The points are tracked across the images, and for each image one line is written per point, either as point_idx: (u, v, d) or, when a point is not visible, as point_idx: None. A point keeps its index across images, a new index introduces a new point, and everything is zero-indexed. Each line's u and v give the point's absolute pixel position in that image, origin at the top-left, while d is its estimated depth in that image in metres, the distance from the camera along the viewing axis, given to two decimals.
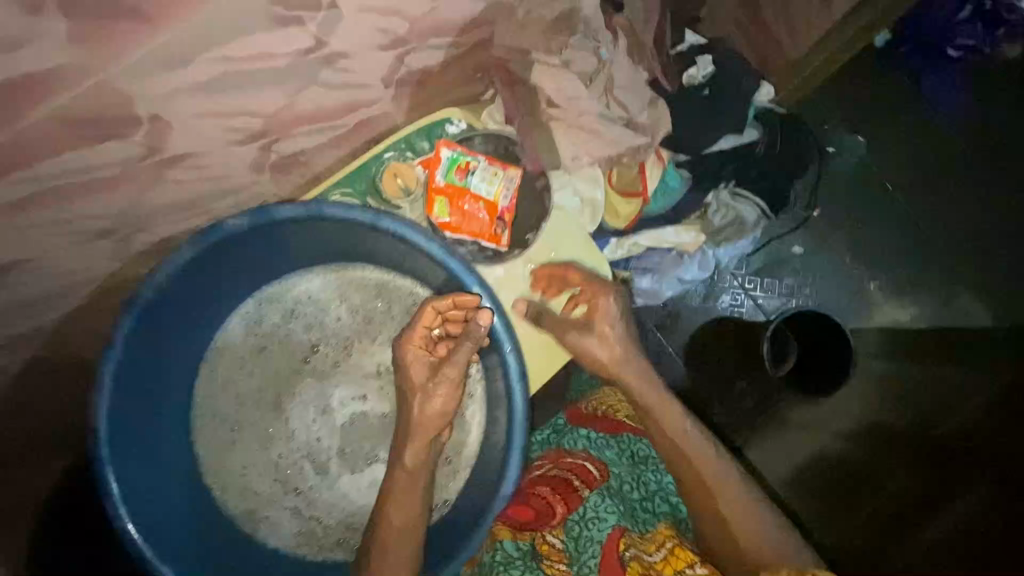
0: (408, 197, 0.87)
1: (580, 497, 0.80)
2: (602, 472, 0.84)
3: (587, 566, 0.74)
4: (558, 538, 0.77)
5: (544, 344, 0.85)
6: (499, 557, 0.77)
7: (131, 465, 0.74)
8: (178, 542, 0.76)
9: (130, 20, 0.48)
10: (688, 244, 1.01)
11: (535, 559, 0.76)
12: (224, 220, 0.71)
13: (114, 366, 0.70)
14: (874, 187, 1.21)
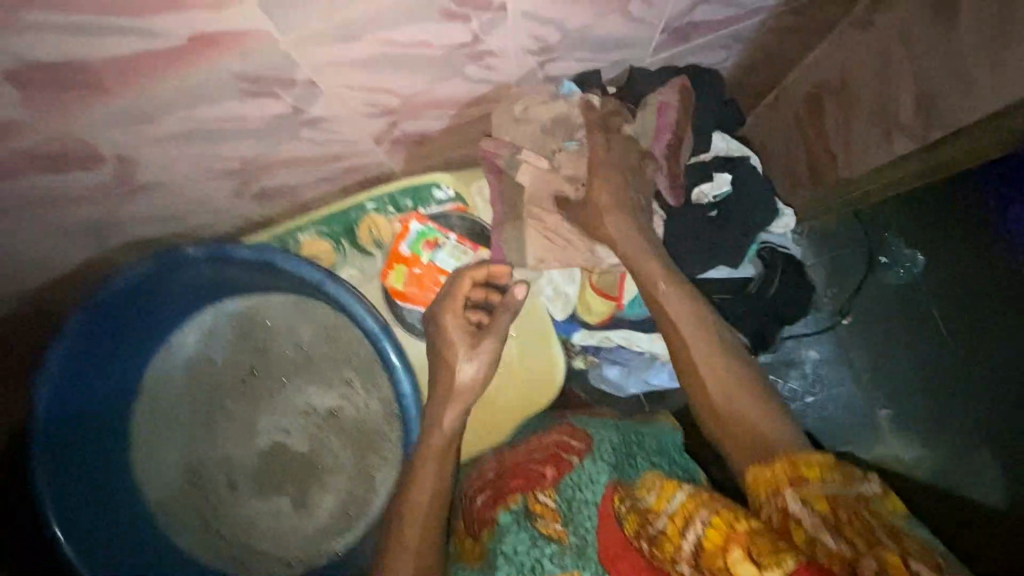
0: (380, 249, 0.89)
1: (570, 462, 0.76)
2: (587, 442, 0.80)
3: (583, 527, 0.68)
4: (550, 497, 0.72)
5: (482, 421, 0.92)
6: (494, 532, 0.70)
7: (72, 445, 0.80)
8: (91, 525, 0.79)
9: (86, 89, 0.51)
10: (660, 354, 0.96)
11: (530, 519, 0.70)
12: (184, 246, 0.76)
13: (61, 355, 0.75)
14: (914, 306, 1.19)
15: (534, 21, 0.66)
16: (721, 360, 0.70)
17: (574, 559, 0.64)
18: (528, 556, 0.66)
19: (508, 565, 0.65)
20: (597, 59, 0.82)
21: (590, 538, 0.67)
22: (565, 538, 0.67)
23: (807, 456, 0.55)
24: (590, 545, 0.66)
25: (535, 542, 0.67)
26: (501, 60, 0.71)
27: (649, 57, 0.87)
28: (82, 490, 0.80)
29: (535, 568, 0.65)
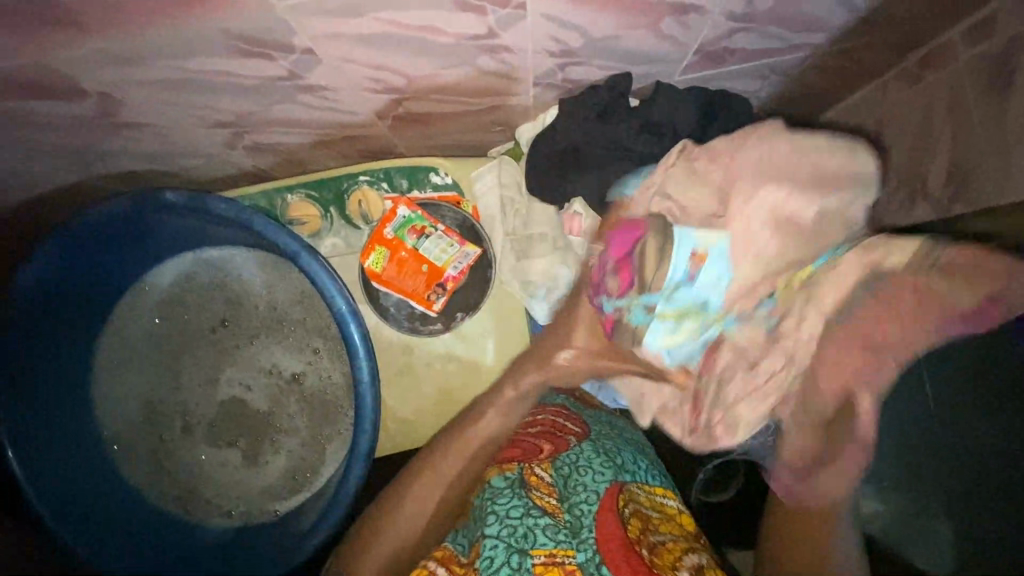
0: (366, 224, 0.87)
1: (567, 442, 0.79)
2: (582, 428, 0.83)
3: (578, 508, 0.70)
4: (546, 472, 0.75)
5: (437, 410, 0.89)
6: (487, 493, 0.73)
7: (36, 367, 0.80)
8: (49, 447, 0.81)
9: (68, 27, 0.51)
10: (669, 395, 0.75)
11: (525, 488, 0.72)
12: (164, 191, 0.74)
13: (30, 279, 0.74)
14: None
15: (553, 22, 0.62)
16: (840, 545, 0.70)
17: (567, 537, 0.67)
18: (520, 522, 0.68)
19: (500, 526, 0.68)
20: (621, 68, 0.78)
21: (587, 521, 0.68)
22: (560, 515, 0.70)
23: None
24: (586, 527, 0.67)
25: (528, 511, 0.69)
26: (516, 56, 0.68)
27: (679, 74, 0.83)
28: (39, 411, 0.80)
29: (527, 535, 0.67)
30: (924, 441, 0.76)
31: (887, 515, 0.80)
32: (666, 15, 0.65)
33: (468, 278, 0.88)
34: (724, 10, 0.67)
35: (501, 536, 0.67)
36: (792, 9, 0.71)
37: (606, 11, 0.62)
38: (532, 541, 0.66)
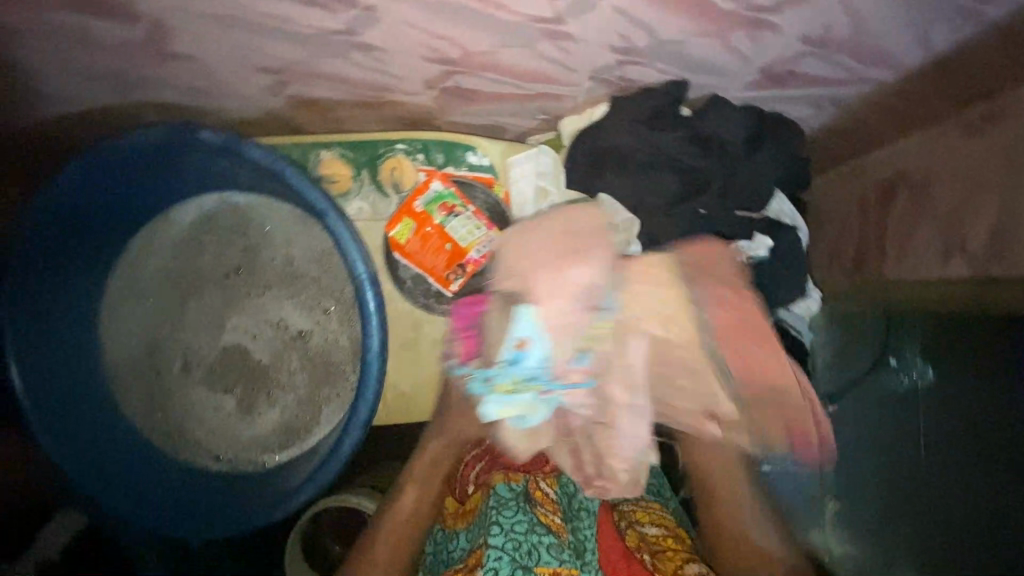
0: (396, 193, 0.86)
1: None
2: None
3: (581, 532, 0.78)
4: (550, 488, 0.82)
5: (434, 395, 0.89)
6: (493, 500, 0.79)
7: (46, 282, 0.79)
8: (49, 366, 0.81)
9: None
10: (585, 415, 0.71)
11: (530, 504, 0.79)
12: (200, 128, 0.72)
13: (54, 196, 0.74)
14: None
15: (622, 17, 0.60)
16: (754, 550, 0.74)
17: (570, 557, 0.75)
18: (524, 538, 0.75)
19: (505, 538, 0.74)
20: (679, 74, 0.76)
21: (589, 544, 0.77)
22: (564, 535, 0.77)
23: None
24: (589, 550, 0.76)
25: (533, 527, 0.76)
26: (577, 47, 0.66)
27: (735, 90, 0.81)
28: (43, 327, 0.80)
29: (531, 552, 0.74)
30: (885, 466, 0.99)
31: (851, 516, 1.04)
32: (740, 30, 0.63)
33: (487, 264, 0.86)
34: (798, 32, 0.65)
35: (506, 549, 0.73)
36: (868, 43, 0.68)
37: (680, 14, 0.60)
38: (535, 557, 0.74)
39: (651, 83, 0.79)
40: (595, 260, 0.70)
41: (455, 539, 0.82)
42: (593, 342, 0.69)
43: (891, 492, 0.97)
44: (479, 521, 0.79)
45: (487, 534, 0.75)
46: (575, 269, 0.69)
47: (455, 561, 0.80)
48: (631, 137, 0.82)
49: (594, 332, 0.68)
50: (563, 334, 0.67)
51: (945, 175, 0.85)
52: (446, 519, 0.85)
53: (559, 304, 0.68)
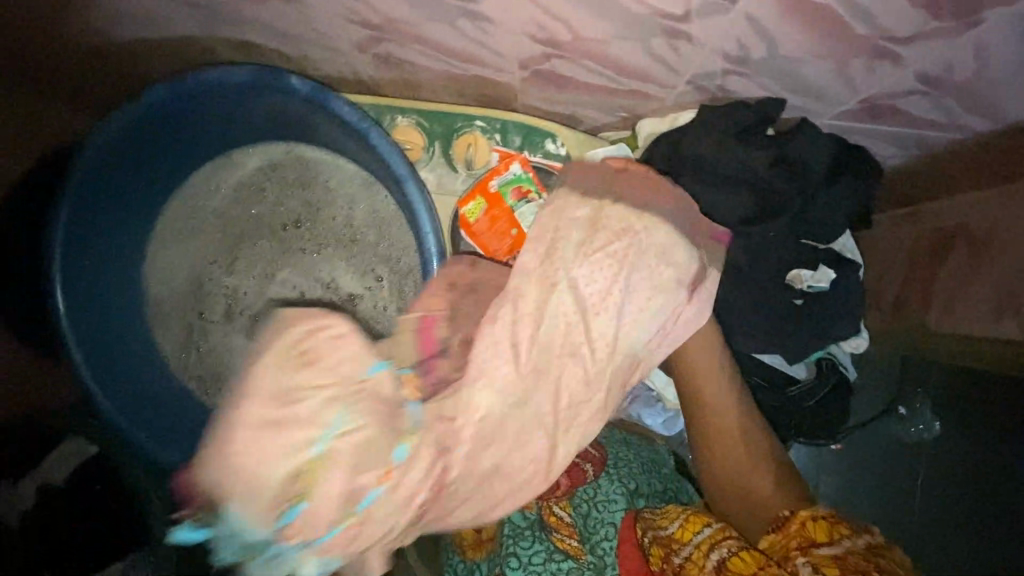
0: (466, 170, 0.85)
1: (584, 473, 0.82)
2: (600, 453, 0.86)
3: (600, 547, 0.77)
4: (565, 511, 0.80)
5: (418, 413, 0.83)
6: (507, 528, 0.82)
7: (104, 207, 0.78)
8: (93, 289, 0.80)
9: None
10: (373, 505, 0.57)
11: (545, 531, 0.80)
12: (289, 74, 0.70)
13: (128, 118, 0.72)
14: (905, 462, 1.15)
15: (750, 23, 0.58)
16: (757, 476, 0.72)
17: None
18: (543, 568, 0.78)
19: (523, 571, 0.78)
20: (779, 91, 0.75)
21: (608, 560, 0.76)
22: (582, 556, 0.77)
23: (811, 514, 0.64)
24: (609, 565, 0.76)
25: (550, 554, 0.78)
26: (690, 49, 0.64)
27: (828, 117, 0.80)
28: (94, 250, 0.79)
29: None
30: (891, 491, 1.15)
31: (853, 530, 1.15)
32: (862, 56, 0.62)
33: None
34: (918, 69, 0.63)
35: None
36: (983, 91, 0.67)
37: (808, 31, 0.58)
38: None
39: (746, 96, 0.78)
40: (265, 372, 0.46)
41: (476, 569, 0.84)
42: (313, 476, 0.45)
43: (889, 518, 1.14)
44: (496, 552, 0.82)
45: (504, 565, 0.80)
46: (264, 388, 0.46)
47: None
48: (713, 149, 0.81)
49: (301, 465, 0.44)
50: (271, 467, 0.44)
51: (1009, 232, 0.83)
52: (465, 549, 0.86)
53: (225, 457, 0.44)
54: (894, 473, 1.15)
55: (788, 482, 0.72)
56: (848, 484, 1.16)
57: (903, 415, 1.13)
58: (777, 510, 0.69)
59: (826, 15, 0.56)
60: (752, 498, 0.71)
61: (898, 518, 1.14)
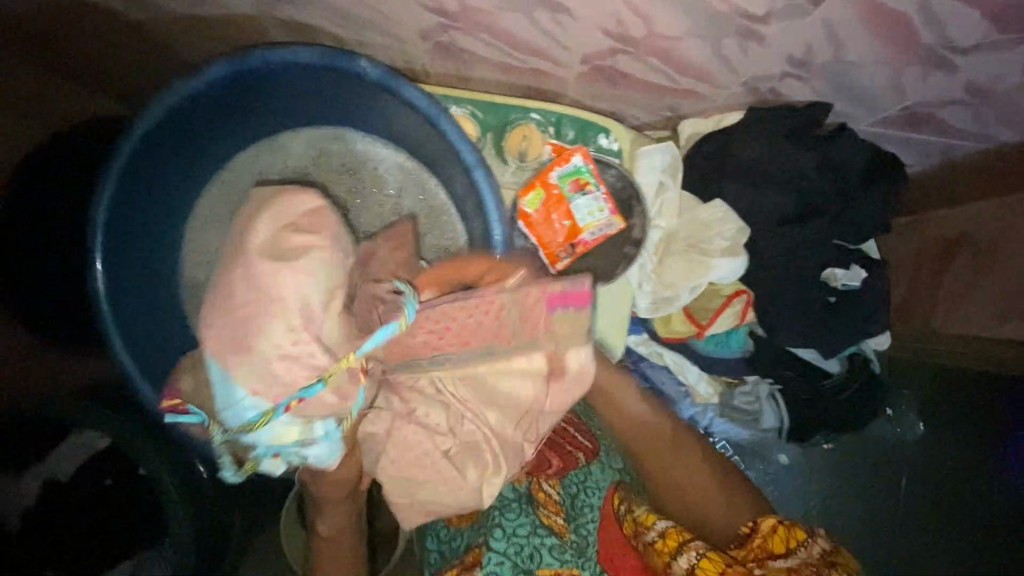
0: (519, 162, 0.84)
1: (577, 460, 0.83)
2: (593, 443, 0.86)
3: (584, 529, 0.78)
4: (553, 488, 0.81)
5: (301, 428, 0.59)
6: (497, 499, 0.82)
7: (150, 182, 0.77)
8: (131, 269, 0.78)
9: None
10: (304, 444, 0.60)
11: (532, 505, 0.80)
12: (360, 57, 0.69)
13: (186, 93, 0.71)
14: (896, 464, 1.16)
15: (824, 27, 0.62)
16: (704, 474, 0.77)
17: (572, 557, 0.76)
18: (527, 541, 0.77)
19: (507, 543, 0.77)
20: (827, 97, 0.78)
21: (590, 540, 0.77)
22: (566, 534, 0.78)
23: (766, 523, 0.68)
24: (591, 546, 0.77)
25: (534, 528, 0.78)
26: (759, 51, 0.67)
27: (867, 124, 0.84)
28: (131, 225, 0.76)
29: (533, 554, 0.76)
30: (878, 488, 1.15)
31: (845, 526, 1.16)
32: (920, 65, 0.66)
33: (598, 250, 0.86)
34: (968, 79, 0.68)
35: (508, 553, 0.77)
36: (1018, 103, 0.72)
37: (877, 36, 0.62)
38: (538, 560, 0.76)
39: (793, 99, 0.81)
40: (247, 270, 0.57)
41: (457, 536, 0.84)
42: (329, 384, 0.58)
43: (879, 515, 1.15)
44: (481, 521, 0.82)
45: (488, 536, 0.79)
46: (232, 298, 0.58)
47: (455, 558, 0.82)
48: (760, 150, 0.83)
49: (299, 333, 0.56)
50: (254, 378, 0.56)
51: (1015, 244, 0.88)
52: (448, 516, 0.85)
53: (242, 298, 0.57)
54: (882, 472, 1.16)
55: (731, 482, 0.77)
56: (838, 481, 1.16)
57: (891, 415, 1.13)
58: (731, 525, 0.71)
59: (900, 21, 0.60)
60: (701, 507, 0.74)
61: (885, 515, 1.15)
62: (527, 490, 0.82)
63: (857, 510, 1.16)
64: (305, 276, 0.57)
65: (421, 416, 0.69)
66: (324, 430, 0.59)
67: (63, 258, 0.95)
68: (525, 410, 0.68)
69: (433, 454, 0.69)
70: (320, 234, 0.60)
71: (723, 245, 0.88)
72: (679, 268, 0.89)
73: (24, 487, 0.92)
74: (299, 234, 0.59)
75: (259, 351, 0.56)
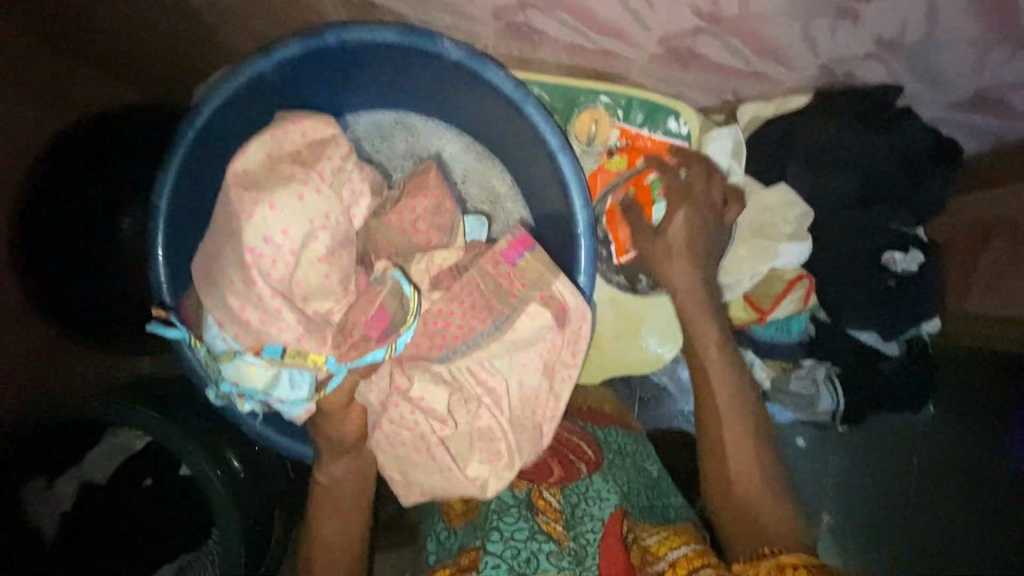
0: (586, 146, 0.85)
1: (579, 470, 0.75)
2: (597, 454, 0.78)
3: (584, 537, 0.68)
4: (554, 497, 0.73)
5: (268, 377, 0.62)
6: (494, 505, 0.73)
7: (201, 169, 0.73)
8: (187, 260, 0.75)
9: None
10: (269, 393, 0.63)
11: (532, 511, 0.71)
12: (441, 37, 0.67)
13: (253, 74, 0.67)
14: (926, 456, 1.12)
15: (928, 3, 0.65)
16: (756, 469, 0.71)
17: (570, 564, 0.65)
18: (525, 545, 0.67)
19: (504, 545, 0.68)
20: (900, 81, 0.78)
21: (590, 552, 0.67)
22: (565, 541, 0.68)
23: (791, 560, 0.58)
24: (591, 555, 0.66)
25: (533, 535, 0.68)
26: (848, 33, 0.70)
27: (932, 111, 0.83)
28: (178, 213, 0.72)
29: (530, 559, 0.66)
30: (906, 478, 1.13)
31: (874, 515, 1.13)
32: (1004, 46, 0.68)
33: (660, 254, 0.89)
34: None
35: (504, 556, 0.67)
36: None
37: None
38: (534, 566, 0.66)
39: (860, 84, 0.80)
40: (230, 199, 0.59)
41: (452, 535, 0.77)
42: (297, 353, 0.60)
43: (909, 502, 1.13)
44: (479, 524, 0.73)
45: (483, 539, 0.70)
46: (222, 228, 0.60)
47: (450, 557, 0.74)
48: (827, 134, 0.82)
49: (300, 259, 0.59)
50: (248, 302, 0.58)
51: None
52: (449, 516, 0.80)
53: (241, 215, 0.57)
54: (911, 463, 1.13)
55: (780, 493, 0.70)
56: (864, 469, 1.14)
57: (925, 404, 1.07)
58: (756, 548, 0.64)
59: None
60: (749, 500, 0.69)
61: (915, 502, 1.13)
62: (524, 498, 0.73)
63: (889, 499, 1.13)
64: (269, 208, 0.57)
65: (415, 400, 0.68)
66: (291, 380, 0.62)
67: (63, 254, 0.86)
68: (546, 379, 0.72)
69: (429, 437, 0.69)
70: (314, 169, 0.61)
71: (790, 230, 0.87)
72: (746, 252, 0.89)
73: (54, 492, 0.86)
74: (296, 165, 0.60)
75: (248, 275, 0.58)
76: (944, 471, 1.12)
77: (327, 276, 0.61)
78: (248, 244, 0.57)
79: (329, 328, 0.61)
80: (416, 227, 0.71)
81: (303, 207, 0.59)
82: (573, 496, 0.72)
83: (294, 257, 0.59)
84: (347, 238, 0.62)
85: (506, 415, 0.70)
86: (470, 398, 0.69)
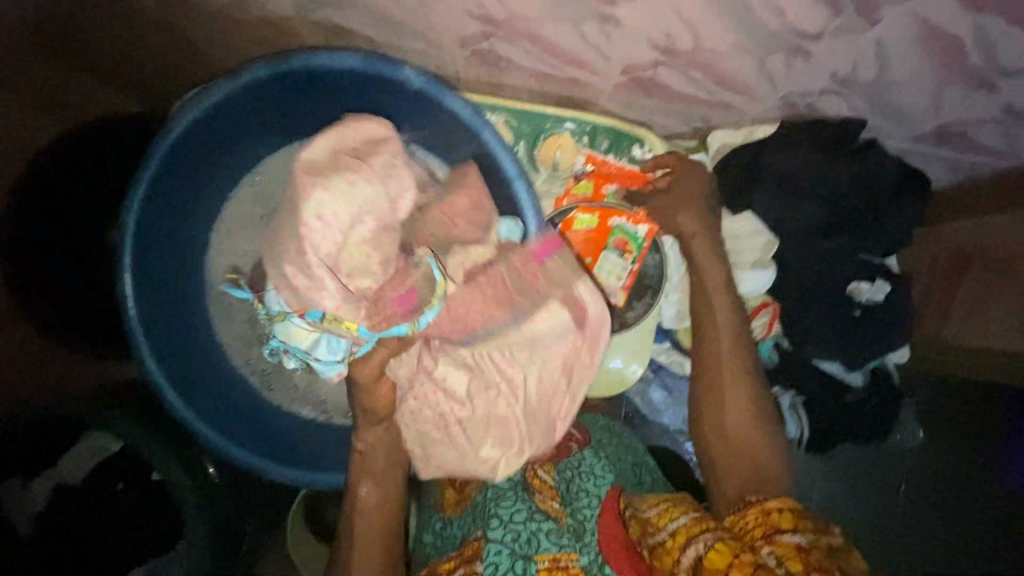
0: (551, 169, 0.89)
1: (569, 450, 0.76)
2: (585, 436, 0.79)
3: (582, 513, 0.68)
4: (548, 474, 0.73)
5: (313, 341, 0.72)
6: (489, 493, 0.72)
7: (174, 185, 0.75)
8: (159, 271, 0.78)
9: None
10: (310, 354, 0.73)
11: (527, 492, 0.71)
12: (406, 65, 0.70)
13: (221, 97, 0.70)
14: (907, 483, 1.11)
15: (876, 45, 0.66)
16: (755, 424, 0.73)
17: (571, 541, 0.66)
18: (524, 526, 0.67)
19: (504, 530, 0.67)
20: (863, 115, 0.79)
21: (589, 526, 0.67)
22: (563, 518, 0.68)
23: (775, 505, 0.62)
24: (590, 530, 0.66)
25: (531, 515, 0.69)
26: (805, 67, 0.71)
27: (898, 144, 0.83)
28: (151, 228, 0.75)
29: (530, 539, 0.66)
30: (886, 506, 1.12)
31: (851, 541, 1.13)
32: (959, 84, 0.69)
33: None
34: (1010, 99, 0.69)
35: (505, 540, 0.66)
36: None
37: None
38: (534, 546, 0.66)
39: (826, 116, 0.80)
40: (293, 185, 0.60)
41: (450, 526, 0.75)
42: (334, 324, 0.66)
43: (888, 530, 1.12)
44: (476, 511, 0.72)
45: (484, 527, 0.69)
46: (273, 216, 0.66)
47: (449, 548, 0.73)
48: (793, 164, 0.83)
49: (347, 243, 0.59)
50: (300, 262, 0.60)
51: None
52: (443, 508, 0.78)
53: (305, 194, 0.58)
54: (891, 491, 1.12)
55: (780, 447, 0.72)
56: (848, 496, 1.12)
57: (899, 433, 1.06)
58: (740, 495, 0.68)
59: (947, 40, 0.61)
60: (750, 452, 0.71)
61: (895, 530, 1.12)
62: (520, 480, 0.73)
63: (869, 527, 1.12)
64: (324, 191, 0.58)
65: (439, 380, 0.68)
66: (329, 345, 0.72)
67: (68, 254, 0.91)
68: (555, 387, 0.71)
69: (449, 417, 0.69)
70: (366, 163, 0.61)
71: (752, 258, 0.90)
72: None
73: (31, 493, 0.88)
74: (351, 159, 0.61)
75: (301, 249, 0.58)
76: (923, 499, 1.11)
77: (378, 261, 0.61)
78: (306, 221, 0.58)
79: (365, 303, 0.62)
80: (454, 223, 0.69)
81: (353, 200, 0.59)
82: (569, 476, 0.72)
83: (340, 241, 0.59)
84: (391, 227, 0.62)
85: (521, 405, 0.69)
86: (492, 385, 0.69)
